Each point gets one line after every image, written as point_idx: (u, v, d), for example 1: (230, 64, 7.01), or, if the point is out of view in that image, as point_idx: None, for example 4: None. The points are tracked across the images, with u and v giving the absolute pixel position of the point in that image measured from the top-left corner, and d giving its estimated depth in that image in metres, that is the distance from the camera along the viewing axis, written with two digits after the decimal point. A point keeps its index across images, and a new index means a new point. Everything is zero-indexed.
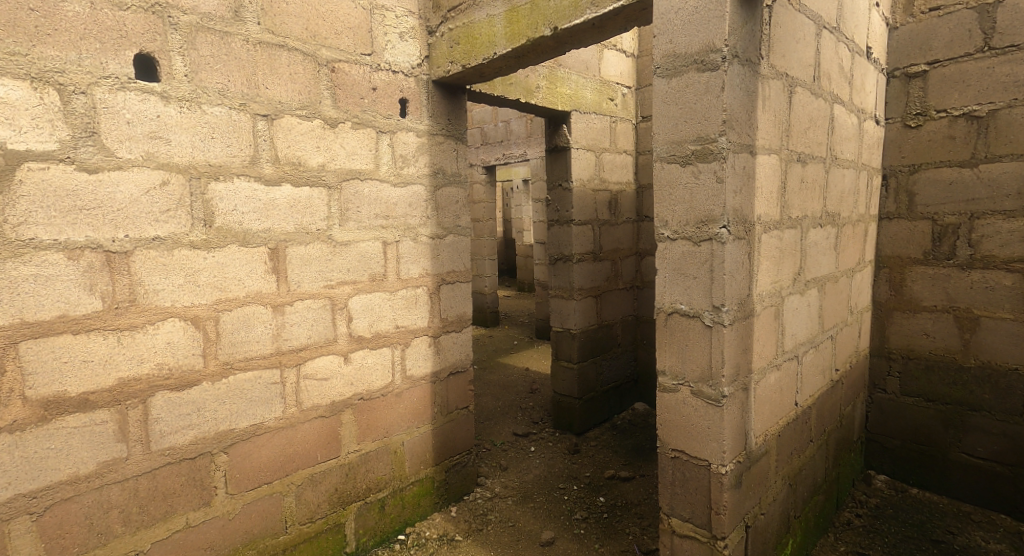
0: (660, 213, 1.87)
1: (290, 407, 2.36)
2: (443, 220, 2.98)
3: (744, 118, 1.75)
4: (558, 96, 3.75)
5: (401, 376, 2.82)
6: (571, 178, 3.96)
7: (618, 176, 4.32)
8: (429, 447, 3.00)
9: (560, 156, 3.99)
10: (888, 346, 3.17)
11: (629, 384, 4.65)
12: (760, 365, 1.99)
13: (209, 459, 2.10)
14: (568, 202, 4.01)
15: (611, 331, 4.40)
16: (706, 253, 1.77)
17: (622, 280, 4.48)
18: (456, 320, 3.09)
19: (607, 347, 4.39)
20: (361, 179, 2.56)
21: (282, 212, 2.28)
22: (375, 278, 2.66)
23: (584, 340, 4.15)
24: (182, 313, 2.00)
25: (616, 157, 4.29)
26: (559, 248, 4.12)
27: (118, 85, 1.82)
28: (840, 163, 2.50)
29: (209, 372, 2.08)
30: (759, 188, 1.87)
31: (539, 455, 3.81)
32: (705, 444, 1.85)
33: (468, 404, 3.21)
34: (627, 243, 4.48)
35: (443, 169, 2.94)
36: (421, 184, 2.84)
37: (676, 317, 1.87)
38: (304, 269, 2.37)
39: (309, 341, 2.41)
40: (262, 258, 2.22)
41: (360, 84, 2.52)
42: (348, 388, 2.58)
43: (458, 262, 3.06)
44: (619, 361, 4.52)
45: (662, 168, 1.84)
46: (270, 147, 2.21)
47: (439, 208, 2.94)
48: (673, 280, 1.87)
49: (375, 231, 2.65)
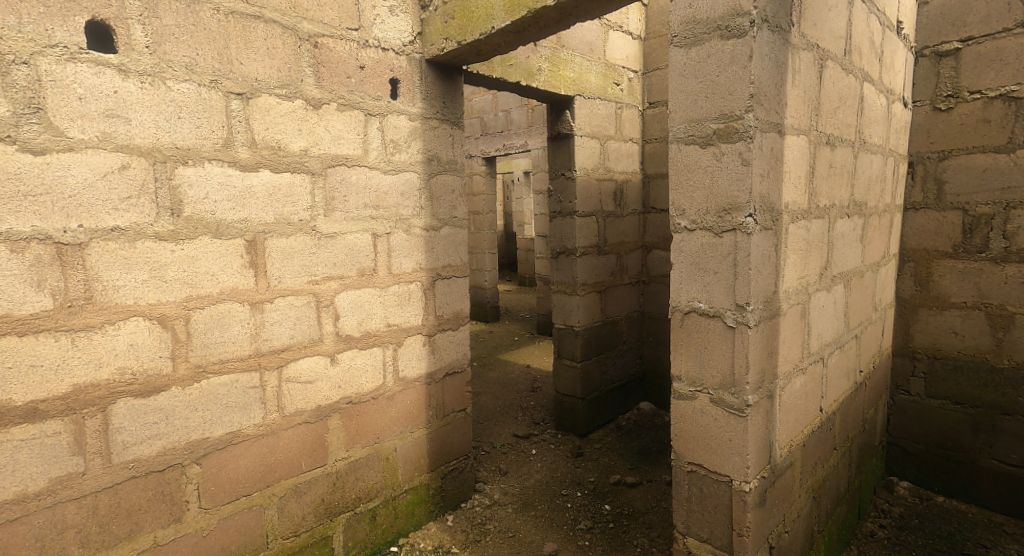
0: (676, 200, 1.68)
1: (271, 413, 2.18)
2: (438, 211, 2.80)
3: (774, 93, 1.55)
4: (561, 79, 3.55)
5: (393, 378, 2.64)
6: (575, 167, 3.77)
7: (623, 166, 4.13)
8: (424, 452, 2.83)
9: (563, 143, 3.80)
10: (912, 345, 2.98)
11: (634, 383, 4.48)
12: (786, 370, 1.80)
13: (179, 471, 1.92)
14: (571, 193, 3.82)
15: (615, 328, 4.22)
16: (729, 245, 1.58)
17: (627, 275, 4.31)
18: (452, 318, 2.92)
19: (612, 345, 4.21)
20: (348, 166, 2.37)
21: (260, 201, 2.09)
22: (364, 273, 2.48)
23: (588, 337, 3.97)
24: (146, 312, 1.81)
25: (622, 145, 4.10)
26: (561, 241, 3.93)
27: (67, 55, 1.62)
28: (868, 148, 2.30)
29: (179, 377, 1.90)
30: (787, 173, 1.67)
31: (540, 459, 3.63)
32: (726, 459, 1.66)
33: (465, 406, 3.04)
34: (632, 236, 4.30)
35: (438, 156, 2.75)
36: (413, 171, 2.65)
37: (694, 316, 1.68)
38: (286, 264, 2.19)
39: (291, 341, 2.22)
40: (238, 251, 2.03)
41: (346, 62, 2.32)
42: (336, 391, 2.40)
43: (454, 256, 2.90)
44: (624, 359, 4.35)
45: (679, 151, 1.64)
46: (245, 129, 2.02)
47: (433, 198, 2.76)
48: (691, 275, 1.68)
49: (364, 223, 2.46)
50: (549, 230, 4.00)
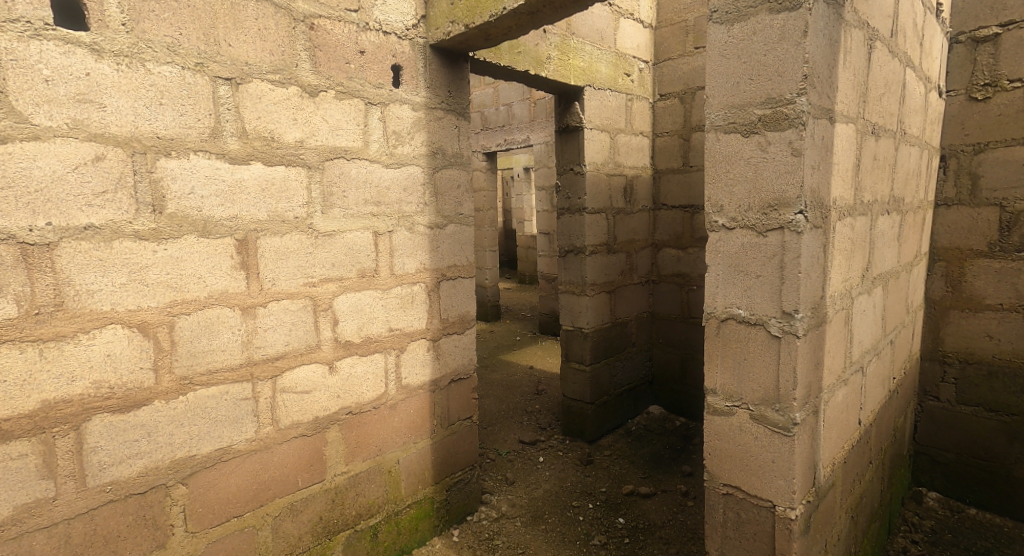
0: (713, 196, 1.52)
1: (265, 426, 2.01)
2: (443, 208, 2.63)
3: (826, 74, 1.39)
4: (570, 69, 3.38)
5: (395, 386, 2.48)
6: (584, 161, 3.62)
7: (633, 160, 3.98)
8: (428, 463, 2.67)
9: (572, 137, 3.64)
10: (942, 349, 2.83)
11: (643, 386, 4.32)
12: (830, 382, 1.64)
13: (163, 493, 1.75)
14: (580, 188, 3.67)
15: (625, 329, 4.07)
16: (774, 246, 1.42)
17: (637, 274, 4.16)
18: (458, 321, 2.76)
19: (621, 347, 4.06)
20: (347, 159, 2.21)
21: (251, 196, 1.91)
22: (364, 274, 2.32)
23: (597, 339, 3.82)
24: (125, 319, 1.64)
25: (632, 139, 3.95)
26: (570, 240, 3.78)
27: (30, 32, 1.44)
28: (908, 139, 2.14)
29: (162, 390, 1.73)
30: (836, 165, 1.51)
31: (548, 468, 3.47)
32: (768, 482, 1.50)
33: (472, 414, 2.88)
34: (642, 233, 4.15)
35: (443, 149, 2.58)
36: (417, 165, 2.48)
37: (732, 324, 1.53)
38: (280, 265, 2.02)
39: (286, 349, 2.06)
40: (228, 251, 1.86)
41: (344, 46, 2.15)
42: (334, 401, 2.23)
43: (460, 256, 2.73)
44: (633, 361, 4.19)
45: (717, 141, 1.48)
46: (234, 117, 1.84)
47: (438, 194, 2.59)
48: (729, 279, 1.52)
49: (364, 220, 2.30)
50: (558, 227, 3.86)
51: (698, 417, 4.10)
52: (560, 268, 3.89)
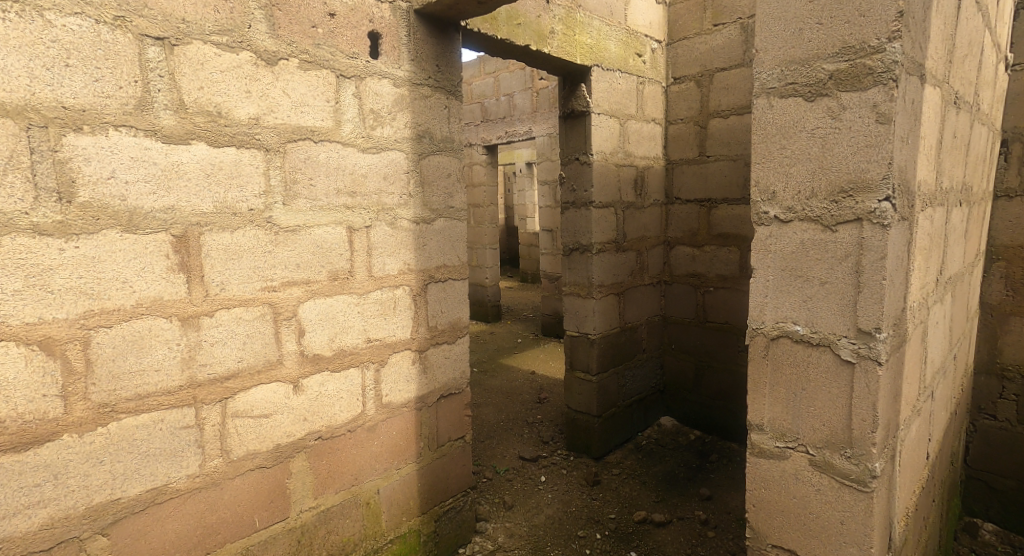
0: (764, 179, 1.20)
1: (211, 459, 1.67)
2: (430, 200, 2.33)
3: (922, 18, 1.07)
4: (576, 46, 3.05)
5: (375, 405, 2.17)
6: (590, 150, 3.29)
7: (644, 150, 3.67)
8: (413, 492, 2.34)
9: (577, 123, 3.33)
10: (1000, 361, 2.49)
11: (654, 396, 4.00)
12: (907, 415, 1.31)
13: (76, 547, 1.44)
14: (587, 180, 3.34)
15: (634, 335, 3.76)
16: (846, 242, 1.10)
17: (647, 274, 3.84)
18: (448, 329, 2.45)
19: (630, 354, 3.73)
20: (315, 141, 1.88)
21: (193, 184, 1.58)
22: (337, 277, 2.00)
23: (604, 346, 3.50)
24: (21, 335, 1.32)
25: (642, 126, 3.63)
26: (574, 237, 3.46)
27: None
28: (980, 116, 1.80)
29: (74, 420, 1.40)
30: (924, 140, 1.18)
31: (551, 489, 3.15)
32: (835, 548, 1.18)
33: (464, 433, 2.57)
34: (653, 230, 3.83)
35: (431, 133, 2.28)
36: (400, 150, 2.17)
37: (786, 345, 1.20)
38: (232, 266, 1.70)
39: (240, 366, 1.73)
40: (163, 250, 1.54)
41: (310, 6, 1.82)
42: (300, 426, 1.91)
43: (450, 255, 2.42)
44: (643, 370, 3.87)
45: (771, 108, 1.17)
46: (168, 87, 1.50)
47: (425, 184, 2.29)
48: (782, 287, 1.20)
49: (336, 214, 1.97)
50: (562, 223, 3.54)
51: (714, 430, 3.78)
52: (563, 268, 3.57)
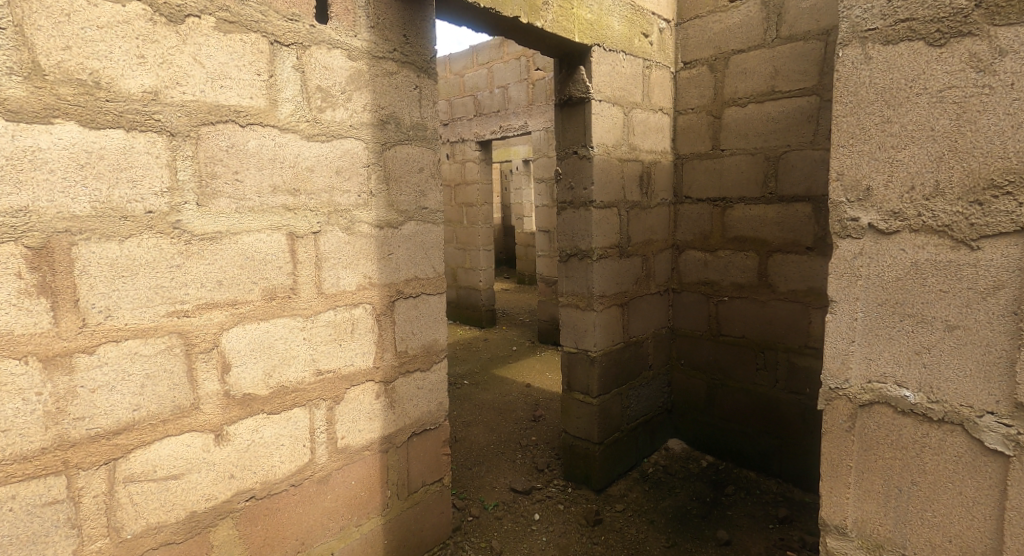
0: (870, 163, 1.14)
1: (94, 539, 1.30)
2: (398, 199, 1.93)
3: None
4: (574, 21, 2.67)
5: (328, 451, 1.78)
6: (590, 142, 2.90)
7: (651, 144, 3.28)
8: (379, 551, 1.96)
9: (575, 111, 2.94)
10: None
11: (661, 417, 3.61)
12: None
13: None
14: (586, 176, 2.96)
15: (639, 350, 3.37)
16: (993, 294, 1.04)
17: (654, 282, 3.46)
18: (421, 354, 2.06)
19: (635, 372, 3.35)
20: (243, 125, 1.49)
21: (57, 176, 1.21)
22: (275, 296, 1.61)
23: (606, 364, 3.12)
24: None
25: (649, 116, 3.24)
26: (573, 241, 3.08)
27: None
28: None
29: None
30: None
31: (545, 530, 2.77)
32: None
33: (442, 475, 2.18)
34: (660, 233, 3.45)
35: (398, 118, 1.89)
36: (358, 138, 1.78)
37: (880, 410, 1.18)
38: (124, 289, 1.31)
39: (136, 417, 1.34)
40: (13, 271, 1.17)
41: None
42: (225, 485, 1.52)
43: (423, 266, 2.03)
44: (649, 389, 3.48)
45: (880, 61, 1.12)
46: (15, 42, 1.15)
47: (391, 181, 1.90)
48: (884, 337, 1.16)
49: (272, 218, 1.58)
50: (558, 226, 3.16)
51: (728, 456, 3.38)
52: (560, 277, 3.19)
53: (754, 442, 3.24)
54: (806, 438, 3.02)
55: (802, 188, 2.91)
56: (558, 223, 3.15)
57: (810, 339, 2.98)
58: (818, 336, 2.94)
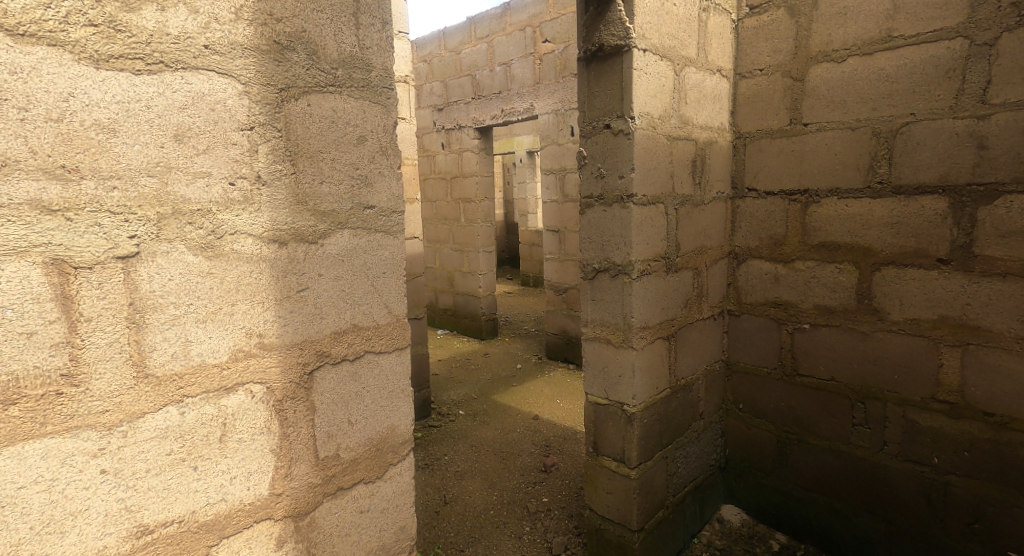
0: None
1: None
2: (320, 192, 1.10)
3: None
4: None
5: None
6: (629, 111, 2.07)
7: (705, 118, 2.46)
8: None
9: (608, 67, 2.11)
10: None
11: (711, 478, 2.79)
12: None
13: None
14: (623, 159, 2.13)
15: (687, 394, 2.55)
16: None
17: (705, 303, 2.64)
18: (367, 456, 1.23)
19: (682, 426, 2.52)
20: None
21: None
22: (27, 394, 0.78)
23: (648, 421, 2.29)
24: None
25: (704, 80, 2.41)
26: (602, 250, 2.25)
27: None
28: None
29: None
30: None
31: None
32: None
33: None
34: (713, 238, 2.63)
35: (320, 50, 1.06)
36: (231, 74, 0.95)
37: None
38: None
39: None
40: None
41: None
42: None
43: (367, 306, 1.21)
44: (699, 445, 2.66)
45: None
46: None
47: (306, 159, 1.06)
48: None
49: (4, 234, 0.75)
50: (580, 231, 2.34)
51: (808, 537, 2.55)
52: (585, 300, 2.36)
53: (849, 524, 2.41)
54: (932, 528, 2.19)
55: (931, 174, 2.08)
56: (581, 226, 2.33)
57: (940, 390, 2.13)
58: (955, 388, 2.10)
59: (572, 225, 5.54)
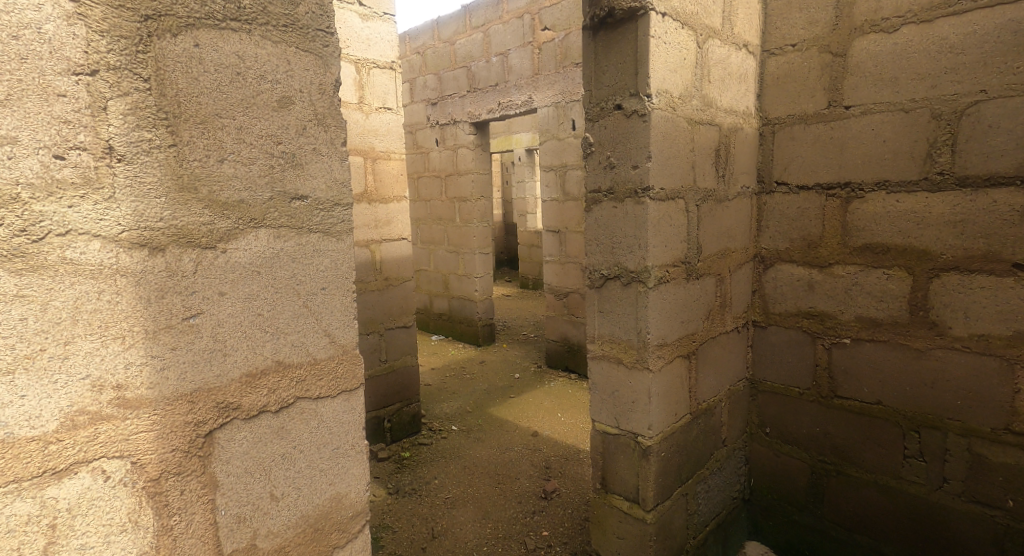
0: None
1: None
2: (218, 187, 0.93)
3: None
4: None
5: None
6: (645, 87, 1.73)
7: (729, 100, 2.13)
8: None
9: (619, 35, 1.78)
10: None
11: (734, 513, 2.46)
12: None
13: None
14: (638, 146, 1.79)
15: (709, 418, 2.22)
16: None
17: (728, 314, 2.30)
18: (299, 540, 1.08)
19: (703, 456, 2.19)
20: None
21: None
22: None
23: (666, 454, 1.96)
24: None
25: (729, 55, 2.08)
26: (612, 254, 1.91)
27: None
28: None
29: None
30: None
31: None
32: None
33: None
34: (738, 239, 2.30)
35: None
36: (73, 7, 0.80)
37: None
38: None
39: None
40: None
41: None
42: None
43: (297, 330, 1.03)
44: (722, 476, 2.33)
45: None
46: None
47: (193, 147, 0.90)
48: None
49: None
50: (587, 231, 2.01)
51: None
52: (591, 311, 2.03)
53: None
54: None
55: (1004, 163, 1.76)
56: (588, 224, 2.00)
57: (1015, 421, 1.81)
58: None
59: (573, 225, 5.20)
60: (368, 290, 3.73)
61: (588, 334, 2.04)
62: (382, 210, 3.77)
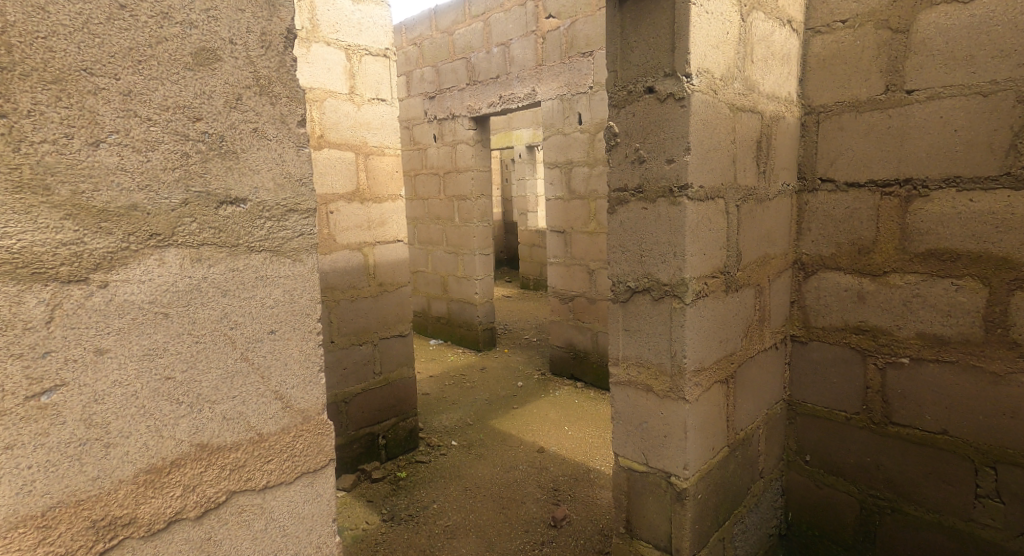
0: None
1: None
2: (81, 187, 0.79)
3: None
4: None
5: None
6: (685, 65, 1.46)
7: (772, 85, 1.85)
8: None
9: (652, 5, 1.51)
10: None
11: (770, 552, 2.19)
12: None
13: None
14: (674, 136, 1.52)
15: (747, 449, 1.95)
16: None
17: (767, 330, 2.03)
18: None
19: (741, 494, 1.92)
20: None
21: None
22: None
23: (703, 497, 1.69)
24: None
25: (772, 32, 1.81)
26: (641, 263, 1.64)
27: None
28: None
29: None
30: None
31: None
32: None
33: None
34: (777, 245, 2.02)
35: None
36: None
37: None
38: None
39: None
40: None
41: None
42: None
43: (221, 372, 0.94)
44: (758, 513, 2.06)
45: None
46: None
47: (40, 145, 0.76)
48: None
49: None
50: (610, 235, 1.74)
51: None
52: (614, 328, 1.75)
53: None
54: None
55: None
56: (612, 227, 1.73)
57: None
58: None
59: (579, 225, 4.93)
60: (361, 297, 3.45)
61: (611, 355, 1.76)
62: (376, 210, 3.49)
